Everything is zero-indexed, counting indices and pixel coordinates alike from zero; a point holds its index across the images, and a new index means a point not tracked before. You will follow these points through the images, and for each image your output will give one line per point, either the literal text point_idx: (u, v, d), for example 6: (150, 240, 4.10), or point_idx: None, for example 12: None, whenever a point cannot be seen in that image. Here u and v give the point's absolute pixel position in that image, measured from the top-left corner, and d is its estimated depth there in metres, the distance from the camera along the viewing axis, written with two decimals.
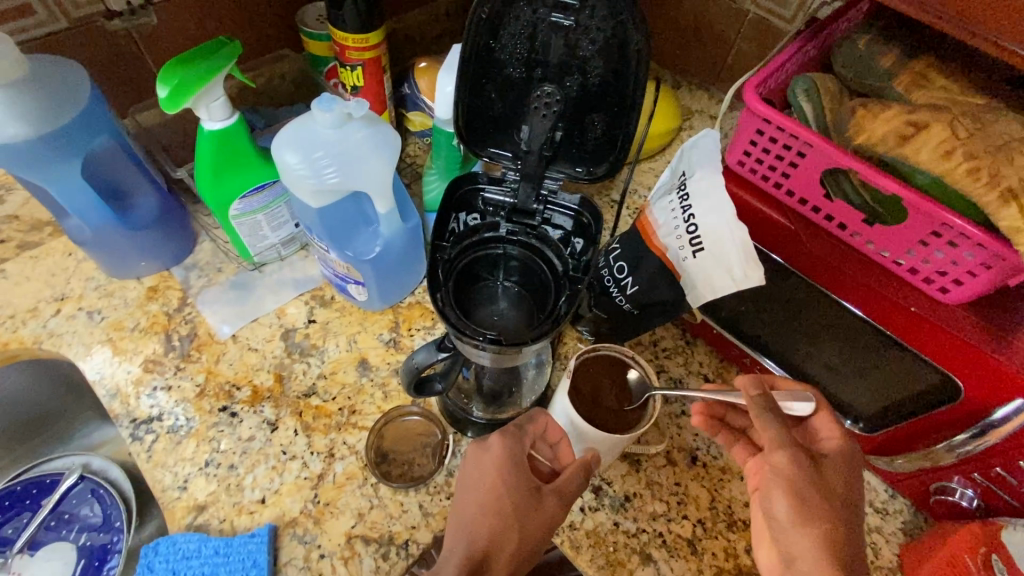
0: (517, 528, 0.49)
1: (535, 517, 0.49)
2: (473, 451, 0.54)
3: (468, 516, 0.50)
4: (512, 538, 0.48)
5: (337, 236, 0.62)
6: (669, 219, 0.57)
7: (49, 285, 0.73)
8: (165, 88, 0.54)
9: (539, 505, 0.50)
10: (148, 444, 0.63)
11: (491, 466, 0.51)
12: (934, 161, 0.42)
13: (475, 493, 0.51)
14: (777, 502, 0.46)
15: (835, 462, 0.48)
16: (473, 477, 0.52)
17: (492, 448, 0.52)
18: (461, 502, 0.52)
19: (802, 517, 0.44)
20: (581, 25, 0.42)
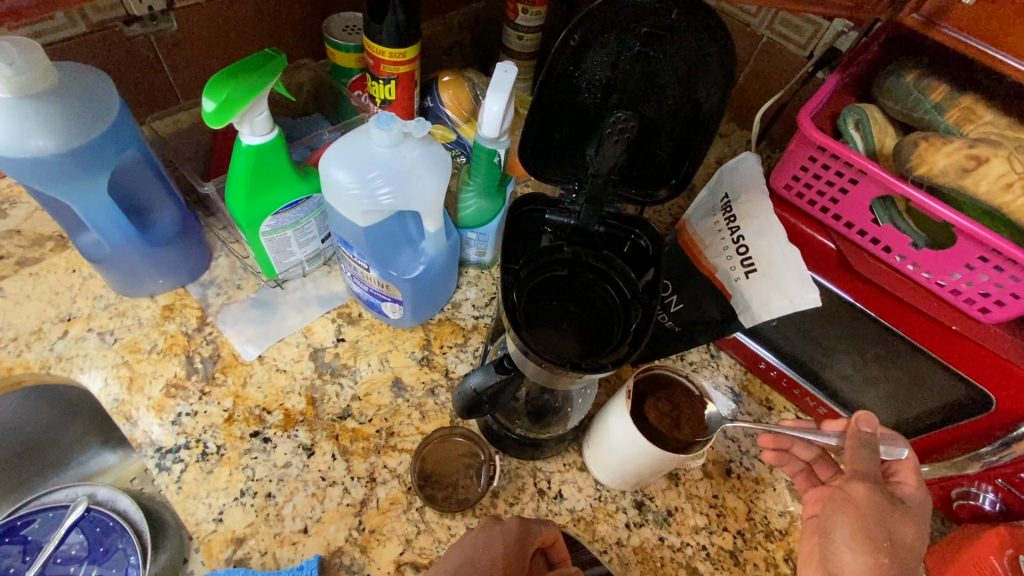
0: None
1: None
2: (487, 522, 0.54)
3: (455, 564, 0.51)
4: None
5: (381, 256, 0.61)
6: (715, 239, 0.61)
7: (53, 304, 0.68)
8: (212, 103, 0.52)
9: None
10: (177, 475, 0.60)
11: (501, 543, 0.52)
12: (993, 192, 0.45)
13: (470, 559, 0.51)
14: (838, 529, 0.49)
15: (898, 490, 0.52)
16: (476, 542, 0.52)
17: (505, 529, 0.53)
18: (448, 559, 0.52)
19: (864, 543, 0.48)
20: (665, 56, 0.44)
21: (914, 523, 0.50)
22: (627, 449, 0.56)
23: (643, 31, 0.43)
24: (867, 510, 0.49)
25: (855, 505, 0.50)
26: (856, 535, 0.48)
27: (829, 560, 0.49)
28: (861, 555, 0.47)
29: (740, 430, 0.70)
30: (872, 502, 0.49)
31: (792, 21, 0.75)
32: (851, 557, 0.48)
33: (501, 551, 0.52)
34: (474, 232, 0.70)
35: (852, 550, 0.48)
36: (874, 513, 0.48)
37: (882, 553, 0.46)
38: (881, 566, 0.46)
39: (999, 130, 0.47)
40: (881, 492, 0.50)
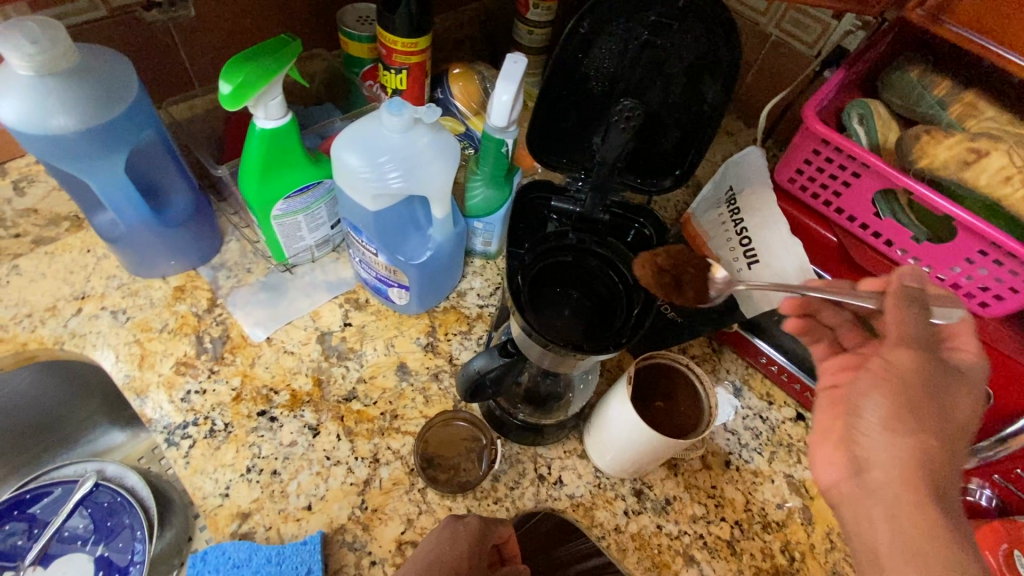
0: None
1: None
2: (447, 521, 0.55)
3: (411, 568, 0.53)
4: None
5: (389, 241, 0.62)
6: (719, 231, 0.61)
7: (67, 282, 0.69)
8: (229, 85, 0.53)
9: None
10: (185, 450, 0.61)
11: (466, 536, 0.54)
12: (993, 185, 0.46)
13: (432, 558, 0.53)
14: (874, 402, 0.42)
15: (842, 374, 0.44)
16: (441, 541, 0.53)
17: (458, 531, 0.54)
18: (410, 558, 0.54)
19: (901, 424, 0.41)
20: (672, 44, 0.45)
21: (968, 398, 0.43)
22: (625, 434, 0.56)
23: (651, 19, 0.43)
24: (916, 385, 0.42)
25: (900, 379, 0.42)
26: (894, 414, 0.41)
27: (860, 442, 0.42)
28: (907, 438, 0.40)
29: (740, 423, 0.71)
30: (924, 370, 0.42)
31: (800, 20, 0.76)
32: (885, 440, 0.41)
33: (466, 545, 0.53)
34: (481, 222, 0.72)
35: (889, 429, 0.41)
36: (919, 386, 0.41)
37: (928, 434, 0.40)
38: (923, 450, 0.40)
39: (1000, 125, 0.48)
40: (917, 363, 0.42)
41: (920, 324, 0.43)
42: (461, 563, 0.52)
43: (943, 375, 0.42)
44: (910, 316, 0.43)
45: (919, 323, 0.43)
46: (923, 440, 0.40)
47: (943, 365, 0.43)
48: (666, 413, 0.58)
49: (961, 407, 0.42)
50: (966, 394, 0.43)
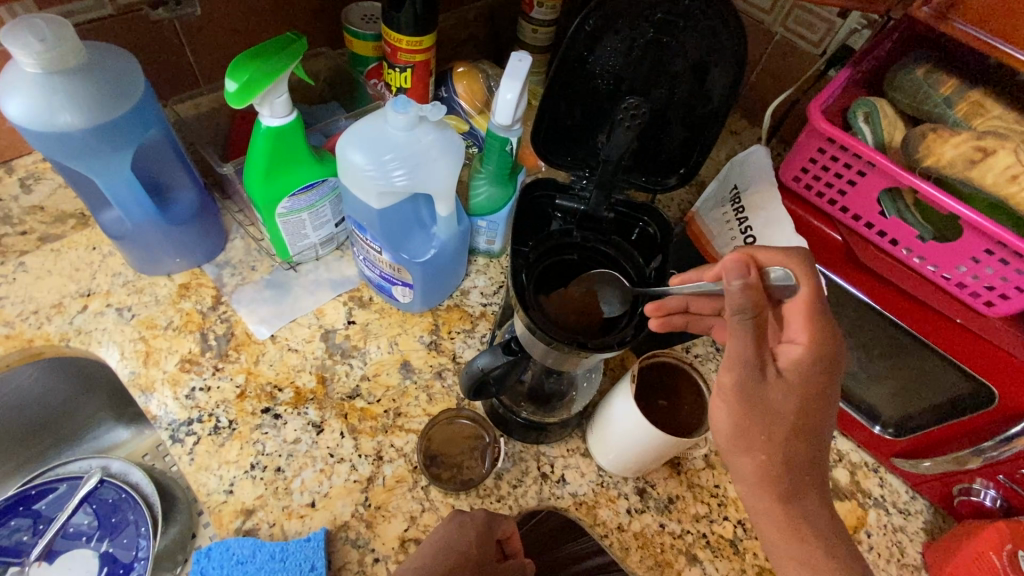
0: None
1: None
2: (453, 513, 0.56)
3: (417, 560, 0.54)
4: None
5: (393, 239, 0.62)
6: (724, 230, 0.61)
7: (73, 279, 0.70)
8: (235, 83, 0.53)
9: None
10: (189, 447, 0.61)
11: (472, 526, 0.55)
12: (999, 184, 0.46)
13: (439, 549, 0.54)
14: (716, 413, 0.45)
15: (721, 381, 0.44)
16: (445, 533, 0.55)
17: (458, 525, 0.55)
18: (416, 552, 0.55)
19: (742, 443, 0.44)
20: (678, 42, 0.45)
21: (796, 395, 0.43)
22: (630, 434, 0.56)
23: (657, 17, 0.43)
24: (741, 400, 0.43)
25: (727, 396, 0.43)
26: (735, 426, 0.44)
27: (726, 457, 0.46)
28: (748, 455, 0.44)
29: None
30: (742, 385, 0.42)
31: (806, 18, 0.76)
32: (738, 459, 0.45)
33: (473, 535, 0.55)
34: (485, 220, 0.72)
35: (739, 447, 0.44)
36: (745, 401, 0.42)
37: (762, 451, 0.43)
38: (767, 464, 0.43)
39: (1007, 123, 0.48)
40: (751, 373, 0.42)
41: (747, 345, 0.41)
42: (468, 552, 0.53)
43: (758, 384, 0.42)
44: (740, 326, 0.41)
45: (744, 340, 0.41)
46: (761, 458, 0.43)
47: (764, 370, 0.42)
48: (668, 412, 0.58)
49: (792, 405, 0.43)
50: (797, 387, 0.43)
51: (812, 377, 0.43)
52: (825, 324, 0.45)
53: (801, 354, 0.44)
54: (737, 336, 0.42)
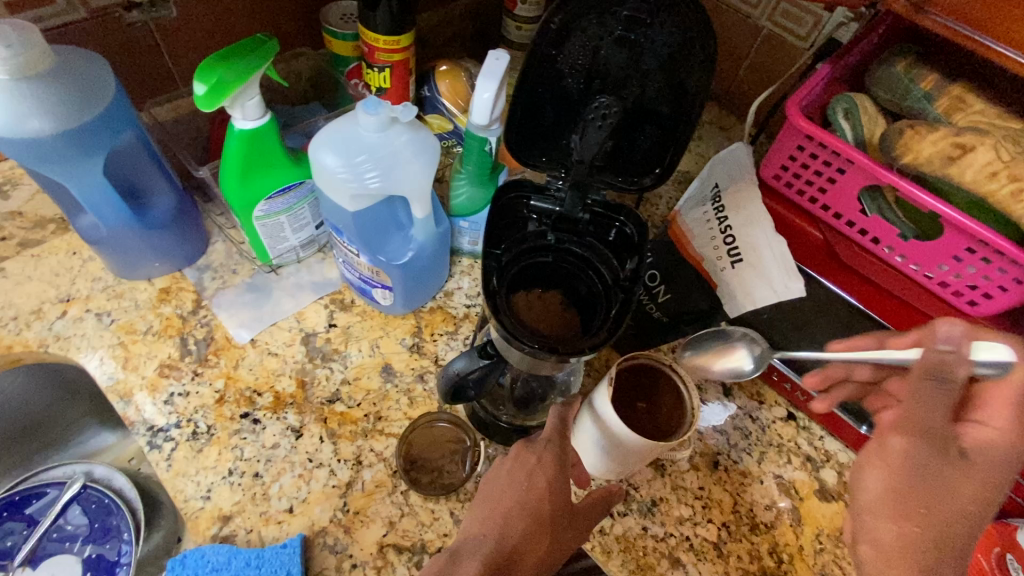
0: (546, 537, 0.53)
1: (563, 530, 0.54)
2: (521, 448, 0.56)
3: (501, 510, 0.53)
4: (541, 544, 0.53)
5: (370, 241, 0.61)
6: (704, 231, 0.60)
7: (53, 285, 0.69)
8: (203, 86, 0.52)
9: (566, 522, 0.55)
10: (168, 452, 0.61)
11: (542, 474, 0.54)
12: (979, 180, 0.45)
13: (514, 502, 0.53)
14: (870, 482, 0.45)
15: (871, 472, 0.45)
16: (517, 479, 0.54)
17: (522, 476, 0.54)
18: (495, 493, 0.55)
19: (892, 511, 0.43)
20: (647, 40, 0.44)
21: (977, 481, 0.42)
22: (605, 437, 0.55)
23: (624, 14, 0.43)
24: (901, 470, 0.43)
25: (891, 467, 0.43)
26: (887, 497, 0.43)
27: (862, 528, 0.45)
28: (890, 523, 0.43)
29: (729, 423, 0.70)
30: (908, 457, 0.43)
31: (793, 12, 0.75)
32: (872, 522, 0.44)
33: (544, 483, 0.54)
34: (466, 221, 0.71)
35: (878, 517, 0.44)
36: (913, 477, 0.43)
37: (912, 524, 0.42)
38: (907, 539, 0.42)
39: (988, 119, 0.48)
40: (934, 446, 0.43)
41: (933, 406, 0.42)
42: (541, 507, 0.53)
43: (940, 457, 0.42)
44: (927, 391, 0.43)
45: (929, 405, 0.42)
46: (907, 528, 0.43)
47: (947, 448, 0.43)
48: (648, 416, 0.57)
49: (973, 487, 0.42)
50: (981, 475, 0.42)
51: (1002, 464, 0.42)
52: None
53: (996, 437, 0.42)
54: (923, 402, 0.43)
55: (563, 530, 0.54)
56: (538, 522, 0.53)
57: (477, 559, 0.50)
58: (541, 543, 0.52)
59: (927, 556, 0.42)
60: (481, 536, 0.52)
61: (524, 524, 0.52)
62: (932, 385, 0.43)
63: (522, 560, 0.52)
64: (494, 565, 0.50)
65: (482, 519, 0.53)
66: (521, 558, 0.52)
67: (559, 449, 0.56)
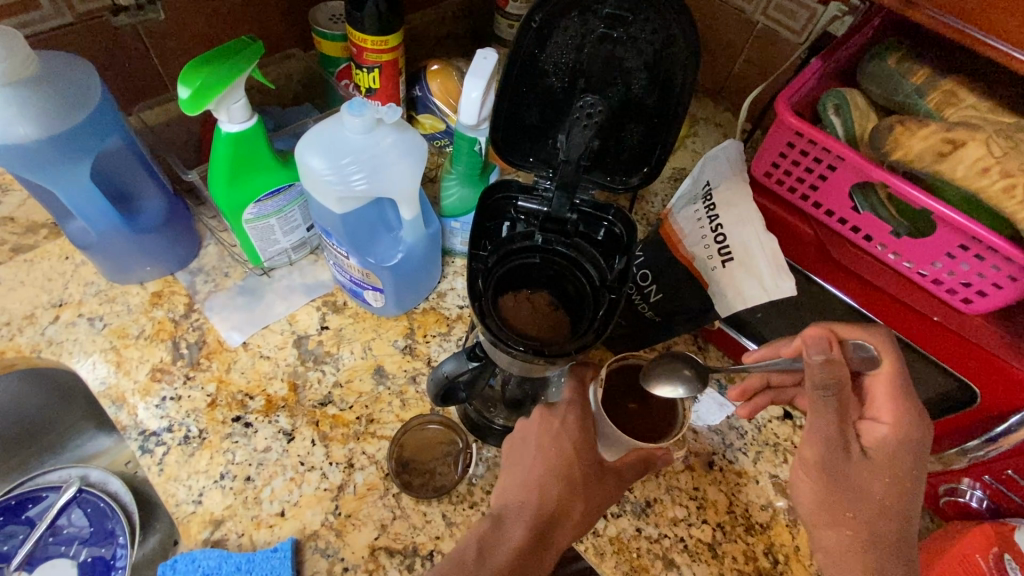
0: (582, 498, 0.52)
1: (600, 490, 0.53)
2: (544, 416, 0.55)
3: (536, 476, 0.53)
4: (577, 506, 0.52)
5: (359, 243, 0.61)
6: (695, 229, 0.59)
7: (45, 290, 0.69)
8: (188, 90, 0.52)
9: (600, 481, 0.54)
10: (160, 457, 0.61)
11: (567, 438, 0.54)
12: (970, 177, 0.44)
13: (545, 469, 0.53)
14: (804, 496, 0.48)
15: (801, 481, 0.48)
16: (542, 443, 0.54)
17: (544, 444, 0.54)
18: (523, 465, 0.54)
19: (831, 519, 0.46)
20: (629, 37, 0.44)
21: (886, 474, 0.46)
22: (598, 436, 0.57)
23: (605, 12, 0.43)
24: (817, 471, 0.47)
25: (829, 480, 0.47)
26: (824, 509, 0.47)
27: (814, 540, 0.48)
28: (829, 530, 0.46)
29: (725, 423, 0.69)
30: (822, 460, 0.47)
31: (787, 6, 0.74)
32: (826, 533, 0.46)
33: (569, 446, 0.53)
34: (457, 221, 0.70)
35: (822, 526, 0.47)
36: (833, 487, 0.46)
37: (848, 526, 0.46)
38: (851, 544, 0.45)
39: (980, 113, 0.47)
40: (836, 451, 0.46)
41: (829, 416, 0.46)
42: (573, 471, 0.53)
43: (842, 460, 0.46)
44: (822, 401, 0.47)
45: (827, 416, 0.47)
46: (841, 530, 0.46)
47: (847, 449, 0.47)
48: (642, 413, 0.58)
49: (881, 485, 0.46)
50: (883, 466, 0.46)
51: (900, 455, 0.46)
52: (909, 402, 0.48)
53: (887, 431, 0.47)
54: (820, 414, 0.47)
55: (599, 491, 0.53)
56: (570, 488, 0.52)
57: (520, 526, 0.50)
58: (577, 504, 0.52)
59: (871, 556, 0.45)
60: (520, 502, 0.52)
61: (557, 488, 0.52)
62: (824, 393, 0.47)
63: (563, 522, 0.51)
64: (536, 528, 0.50)
65: (519, 486, 0.53)
66: (561, 520, 0.51)
67: (581, 411, 0.55)
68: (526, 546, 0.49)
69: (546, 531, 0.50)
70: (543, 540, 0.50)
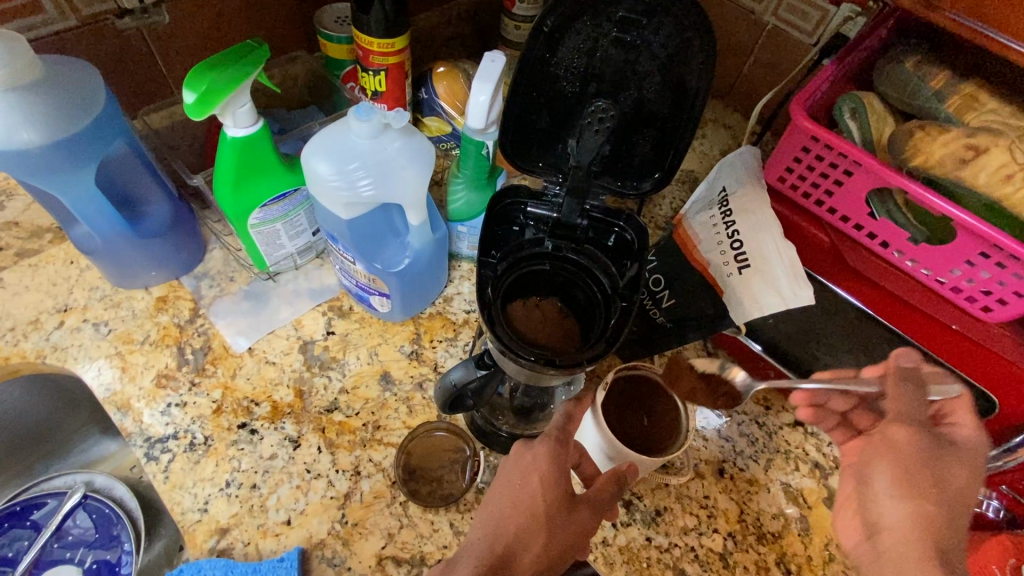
0: (543, 534, 0.48)
1: (566, 526, 0.49)
2: (518, 452, 0.53)
3: (500, 512, 0.50)
4: (536, 542, 0.47)
5: (366, 248, 0.60)
6: (710, 234, 0.58)
7: (50, 295, 0.69)
8: (192, 94, 0.52)
9: (569, 516, 0.49)
10: (165, 464, 0.60)
11: (536, 471, 0.50)
12: (993, 184, 0.44)
13: (510, 498, 0.50)
14: (880, 478, 0.44)
15: (886, 473, 0.44)
16: (513, 478, 0.51)
17: (540, 451, 0.51)
18: (492, 503, 0.51)
19: (906, 491, 0.43)
20: (643, 41, 0.44)
21: (968, 467, 0.44)
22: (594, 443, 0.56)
23: (619, 16, 0.43)
24: (909, 454, 0.44)
25: (897, 450, 0.45)
26: (897, 481, 0.43)
27: (870, 508, 0.44)
28: (905, 502, 0.42)
29: (734, 430, 0.68)
30: (914, 443, 0.44)
31: (799, 7, 0.72)
32: (892, 505, 0.43)
33: (537, 479, 0.50)
34: (464, 225, 0.69)
35: (890, 495, 0.43)
36: (919, 459, 0.43)
37: (927, 498, 0.42)
38: (928, 516, 0.41)
39: (1002, 118, 0.47)
40: (929, 439, 0.45)
41: (911, 400, 0.46)
42: (536, 505, 0.49)
43: (937, 444, 0.45)
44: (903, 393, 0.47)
45: (909, 394, 0.47)
46: (922, 505, 0.41)
47: (940, 440, 0.45)
48: (642, 429, 0.57)
49: (969, 476, 0.43)
50: (967, 458, 0.44)
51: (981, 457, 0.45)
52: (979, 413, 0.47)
53: (972, 436, 0.46)
54: (900, 392, 0.47)
55: (567, 527, 0.49)
56: (532, 520, 0.48)
57: (470, 562, 0.46)
58: (537, 543, 0.47)
59: (932, 536, 0.40)
60: (478, 540, 0.49)
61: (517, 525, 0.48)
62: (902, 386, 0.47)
63: (519, 559, 0.47)
64: (485, 567, 0.46)
65: (482, 526, 0.50)
66: (518, 556, 0.47)
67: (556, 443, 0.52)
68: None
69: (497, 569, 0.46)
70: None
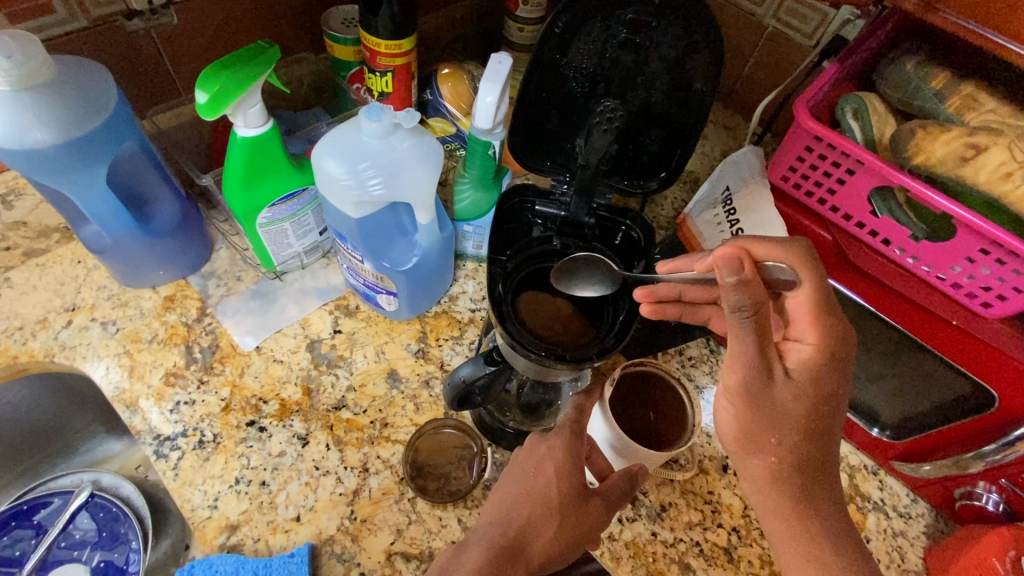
0: (556, 517, 0.49)
1: (579, 516, 0.50)
2: (534, 438, 0.55)
3: (512, 496, 0.51)
4: (549, 526, 0.49)
5: (374, 247, 0.61)
6: (713, 231, 0.60)
7: (58, 294, 0.69)
8: (205, 95, 0.52)
9: (584, 503, 0.50)
10: (174, 462, 0.61)
11: (551, 461, 0.52)
12: (992, 181, 0.45)
13: (523, 485, 0.51)
14: (729, 429, 0.46)
15: (733, 417, 0.46)
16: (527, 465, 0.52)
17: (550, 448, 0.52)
18: (505, 485, 0.53)
19: (752, 445, 0.45)
20: (652, 42, 0.45)
21: (805, 393, 0.44)
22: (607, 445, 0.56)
23: (628, 17, 0.44)
24: (747, 406, 0.44)
25: (738, 407, 0.45)
26: (743, 436, 0.46)
27: (733, 457, 0.48)
28: (757, 459, 0.45)
29: None
30: (751, 393, 0.43)
31: (799, 9, 0.74)
32: (747, 462, 0.46)
33: (552, 467, 0.51)
34: (470, 225, 0.70)
35: (749, 452, 0.46)
36: (754, 414, 0.44)
37: (770, 454, 0.45)
38: (775, 468, 0.45)
39: (1001, 118, 0.48)
40: (758, 385, 0.43)
41: (746, 349, 0.42)
42: (551, 492, 0.50)
43: (763, 385, 0.43)
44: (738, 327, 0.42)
45: (746, 342, 0.42)
46: (767, 457, 0.45)
47: (771, 372, 0.43)
48: (649, 422, 0.58)
49: (803, 404, 0.44)
50: (804, 389, 0.44)
51: (822, 370, 0.44)
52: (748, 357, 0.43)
53: (809, 356, 0.44)
54: (740, 339, 0.42)
55: (581, 513, 0.50)
56: (546, 506, 0.50)
57: (480, 549, 0.48)
58: (551, 525, 0.49)
59: (785, 484, 0.45)
60: (490, 524, 0.50)
61: (531, 509, 0.50)
62: (740, 316, 0.41)
63: (533, 543, 0.49)
64: (500, 548, 0.48)
65: (496, 508, 0.52)
66: (531, 540, 0.49)
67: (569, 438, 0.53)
68: (483, 567, 0.46)
69: (513, 551, 0.48)
70: (509, 562, 0.47)
